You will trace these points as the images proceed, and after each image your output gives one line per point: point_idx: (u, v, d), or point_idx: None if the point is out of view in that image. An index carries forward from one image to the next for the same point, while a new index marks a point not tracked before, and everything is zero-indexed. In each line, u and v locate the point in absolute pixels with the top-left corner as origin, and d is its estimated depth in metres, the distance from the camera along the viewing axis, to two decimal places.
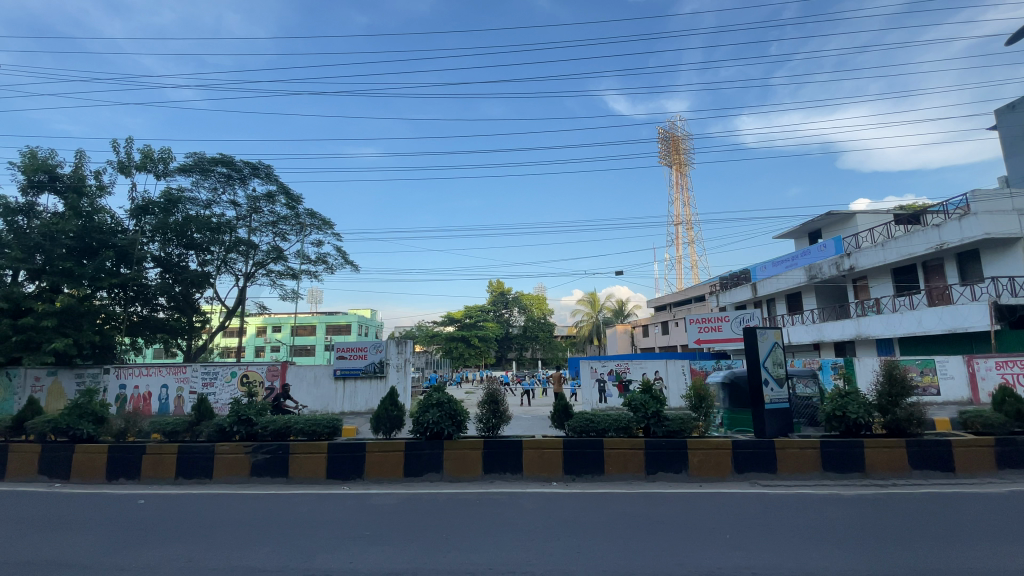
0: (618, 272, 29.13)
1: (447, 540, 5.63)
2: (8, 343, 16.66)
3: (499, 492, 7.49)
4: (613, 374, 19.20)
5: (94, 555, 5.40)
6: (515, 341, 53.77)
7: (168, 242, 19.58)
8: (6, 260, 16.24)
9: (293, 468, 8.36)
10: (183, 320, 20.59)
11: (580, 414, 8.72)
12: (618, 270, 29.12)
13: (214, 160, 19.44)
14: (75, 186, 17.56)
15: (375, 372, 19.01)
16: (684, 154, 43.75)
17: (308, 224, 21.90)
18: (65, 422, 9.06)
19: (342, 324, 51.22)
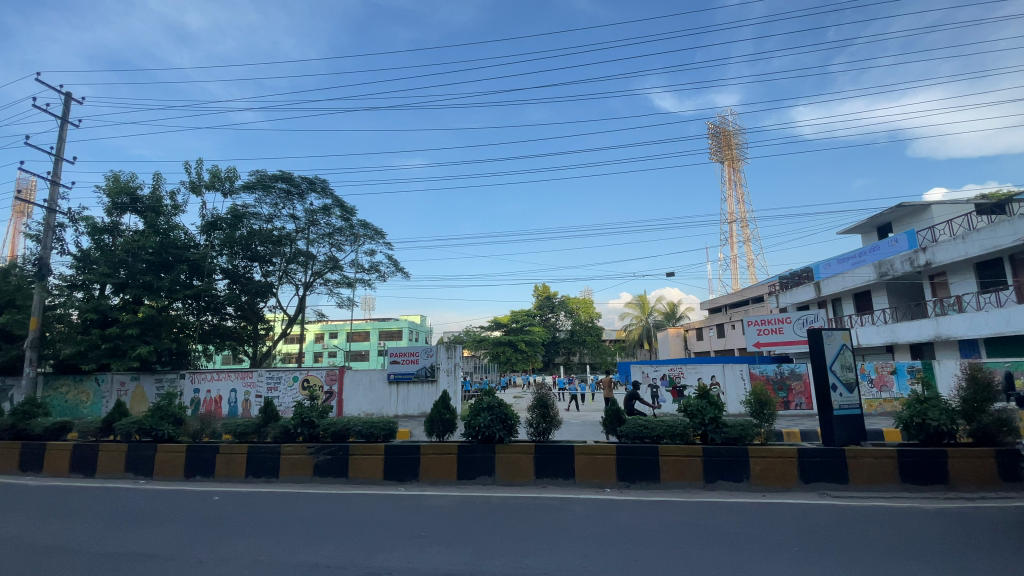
0: (668, 274, 28.49)
1: (503, 544, 5.64)
2: (99, 351, 18.28)
3: (552, 498, 7.43)
4: (667, 379, 18.66)
5: (176, 547, 5.80)
6: (562, 346, 53.39)
7: (235, 255, 20.84)
8: (97, 275, 17.85)
9: (353, 469, 8.67)
10: (249, 328, 21.85)
11: (634, 419, 8.50)
12: (668, 272, 28.50)
13: (275, 177, 20.58)
14: (153, 206, 19.12)
15: (427, 376, 19.43)
16: (737, 149, 42.16)
17: (362, 235, 22.74)
18: (149, 423, 9.81)
19: (394, 330, 52.77)
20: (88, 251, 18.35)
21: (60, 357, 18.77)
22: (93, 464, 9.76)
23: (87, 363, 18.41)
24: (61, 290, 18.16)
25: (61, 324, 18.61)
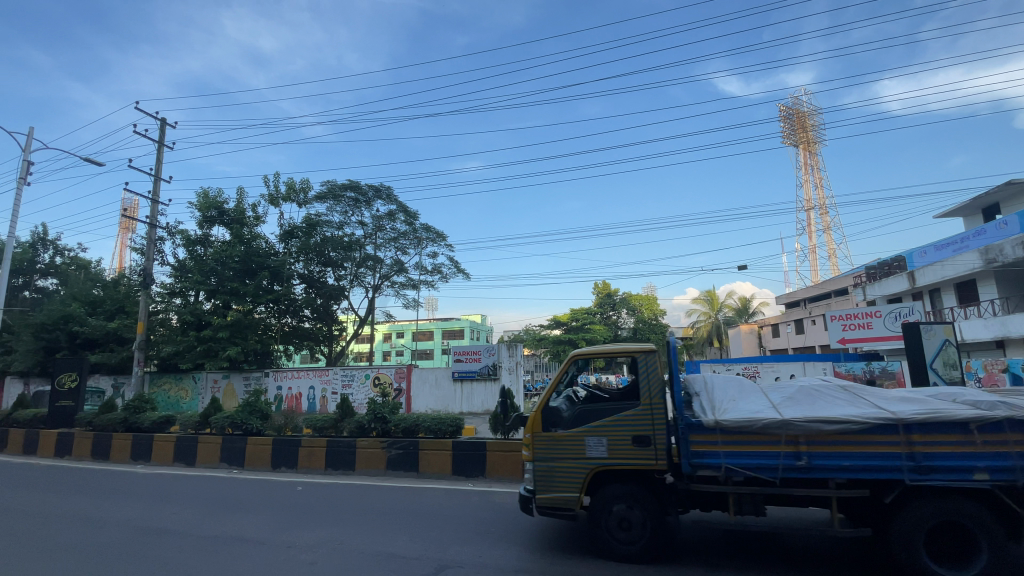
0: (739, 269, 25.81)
1: (570, 543, 5.60)
2: (196, 352, 20.12)
3: None
4: (741, 378, 17.73)
5: (267, 532, 6.26)
6: (625, 344, 52.32)
7: (310, 261, 22.17)
8: (192, 283, 19.66)
9: (422, 463, 8.96)
10: (324, 328, 23.19)
11: None
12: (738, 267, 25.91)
13: (344, 186, 21.71)
14: (237, 218, 20.76)
15: (489, 374, 19.68)
16: (812, 131, 39.34)
17: (425, 238, 23.45)
18: (239, 418, 10.68)
19: (456, 329, 54.08)
20: (184, 261, 20.29)
21: (162, 357, 20.84)
22: (193, 455, 10.76)
23: (186, 362, 20.30)
24: (162, 297, 20.16)
25: (163, 327, 20.65)
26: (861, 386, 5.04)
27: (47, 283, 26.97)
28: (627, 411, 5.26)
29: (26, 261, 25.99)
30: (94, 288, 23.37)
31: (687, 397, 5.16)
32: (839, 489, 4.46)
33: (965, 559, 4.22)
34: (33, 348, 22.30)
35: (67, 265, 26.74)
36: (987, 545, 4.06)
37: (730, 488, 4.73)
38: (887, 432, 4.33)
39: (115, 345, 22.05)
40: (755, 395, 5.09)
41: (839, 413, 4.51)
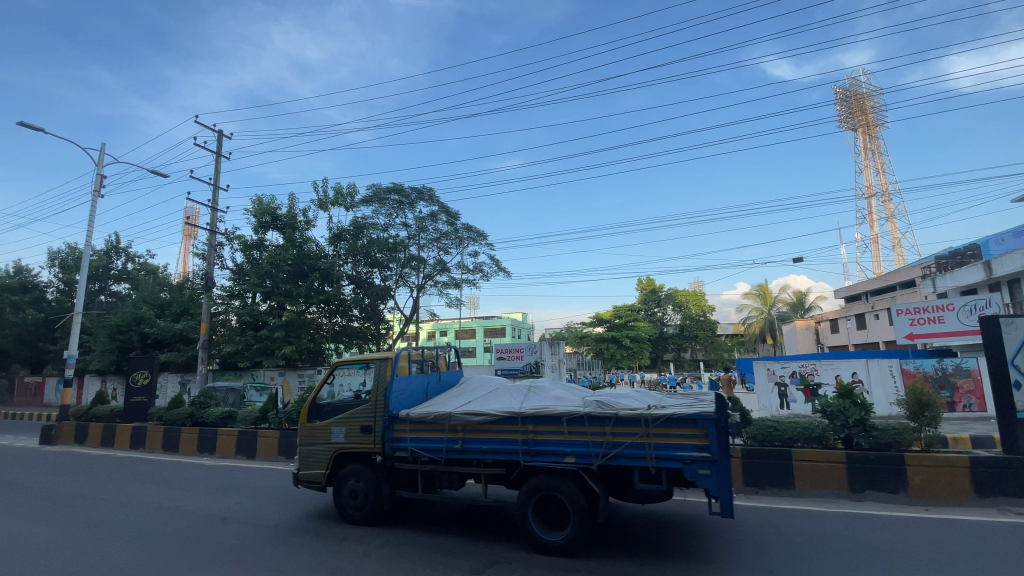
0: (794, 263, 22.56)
1: (622, 541, 5.52)
2: (253, 350, 21.17)
3: (671, 500, 7.11)
4: (797, 377, 16.90)
5: (324, 522, 6.52)
6: (671, 342, 51.08)
7: (358, 263, 22.88)
8: (249, 285, 20.73)
9: None
10: (372, 327, 23.89)
11: (760, 420, 7.78)
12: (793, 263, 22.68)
13: (389, 189, 22.28)
14: (289, 223, 21.70)
15: (532, 372, 19.68)
16: (872, 114, 37.00)
17: (466, 237, 23.72)
18: (295, 413, 11.19)
19: (498, 327, 54.47)
20: (242, 265, 21.41)
21: (224, 356, 22.06)
22: (253, 448, 11.32)
23: (246, 360, 21.42)
24: (222, 299, 21.35)
25: (223, 328, 21.86)
26: (543, 384, 6.06)
27: (121, 288, 29.08)
28: (358, 407, 6.55)
29: (103, 268, 28.12)
30: (162, 291, 25.02)
31: (400, 394, 6.32)
32: (483, 468, 5.66)
33: (563, 526, 5.20)
34: (110, 348, 24.11)
35: (138, 271, 28.74)
36: (575, 519, 5.02)
37: (418, 467, 6.02)
38: (511, 423, 5.44)
39: (181, 345, 23.53)
40: (471, 393, 6.26)
41: (489, 408, 5.66)
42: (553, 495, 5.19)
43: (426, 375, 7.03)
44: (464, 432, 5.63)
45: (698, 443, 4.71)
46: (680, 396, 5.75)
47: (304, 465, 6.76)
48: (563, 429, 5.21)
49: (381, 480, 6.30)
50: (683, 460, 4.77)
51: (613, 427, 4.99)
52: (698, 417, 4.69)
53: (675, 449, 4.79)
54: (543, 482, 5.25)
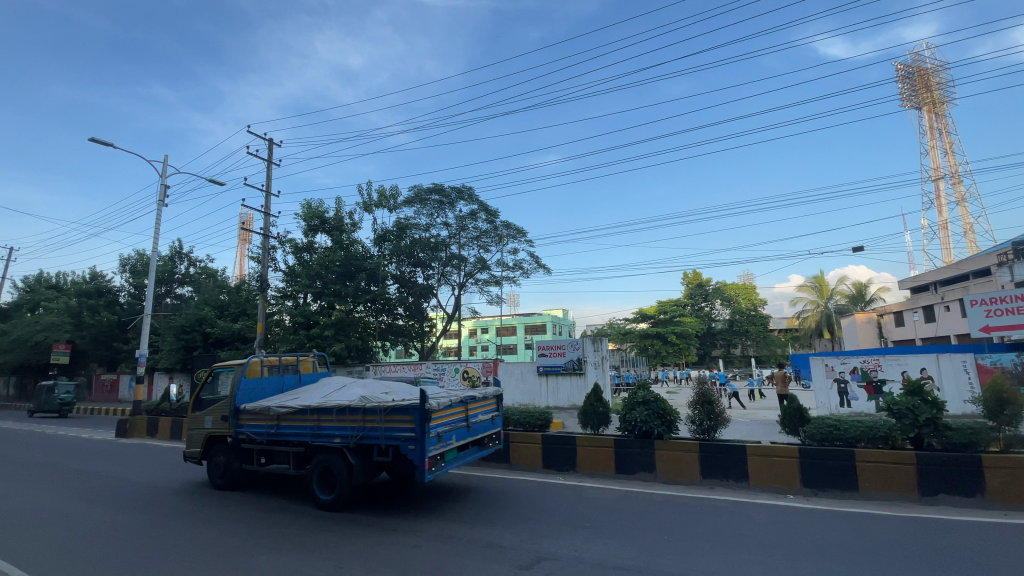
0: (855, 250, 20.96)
1: (673, 541, 5.43)
2: (306, 348, 22.09)
3: (723, 500, 6.90)
4: (858, 373, 15.98)
5: (375, 515, 6.75)
6: (720, 337, 49.56)
7: (402, 262, 23.41)
8: (300, 286, 21.64)
9: (513, 455, 9.14)
10: (416, 325, 24.43)
11: (819, 419, 7.43)
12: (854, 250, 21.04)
13: (430, 190, 22.65)
14: (337, 226, 22.49)
15: (575, 369, 19.61)
16: (938, 91, 34.38)
17: (505, 235, 23.82)
18: None
19: (539, 324, 54.45)
20: (293, 267, 22.37)
21: (278, 354, 23.13)
22: None
23: (299, 358, 22.38)
24: (276, 300, 22.41)
25: (277, 327, 22.92)
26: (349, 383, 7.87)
27: (184, 290, 30.96)
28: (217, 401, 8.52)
29: (168, 272, 30.04)
30: (222, 294, 26.55)
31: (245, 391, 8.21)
32: (293, 448, 7.53)
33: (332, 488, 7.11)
34: (176, 347, 25.75)
35: (199, 275, 30.58)
36: (340, 483, 6.91)
37: (253, 447, 7.93)
38: (308, 413, 7.34)
39: (239, 343, 24.84)
40: (304, 391, 8.12)
41: (299, 402, 7.55)
42: (330, 466, 7.08)
43: (285, 376, 8.88)
44: (277, 419, 7.60)
45: (411, 426, 6.47)
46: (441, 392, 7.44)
47: (191, 445, 8.78)
48: (336, 416, 7.08)
49: (236, 456, 8.21)
50: (401, 439, 6.58)
51: (363, 414, 6.83)
52: (407, 407, 6.45)
53: (394, 430, 6.62)
54: (325, 457, 7.13)
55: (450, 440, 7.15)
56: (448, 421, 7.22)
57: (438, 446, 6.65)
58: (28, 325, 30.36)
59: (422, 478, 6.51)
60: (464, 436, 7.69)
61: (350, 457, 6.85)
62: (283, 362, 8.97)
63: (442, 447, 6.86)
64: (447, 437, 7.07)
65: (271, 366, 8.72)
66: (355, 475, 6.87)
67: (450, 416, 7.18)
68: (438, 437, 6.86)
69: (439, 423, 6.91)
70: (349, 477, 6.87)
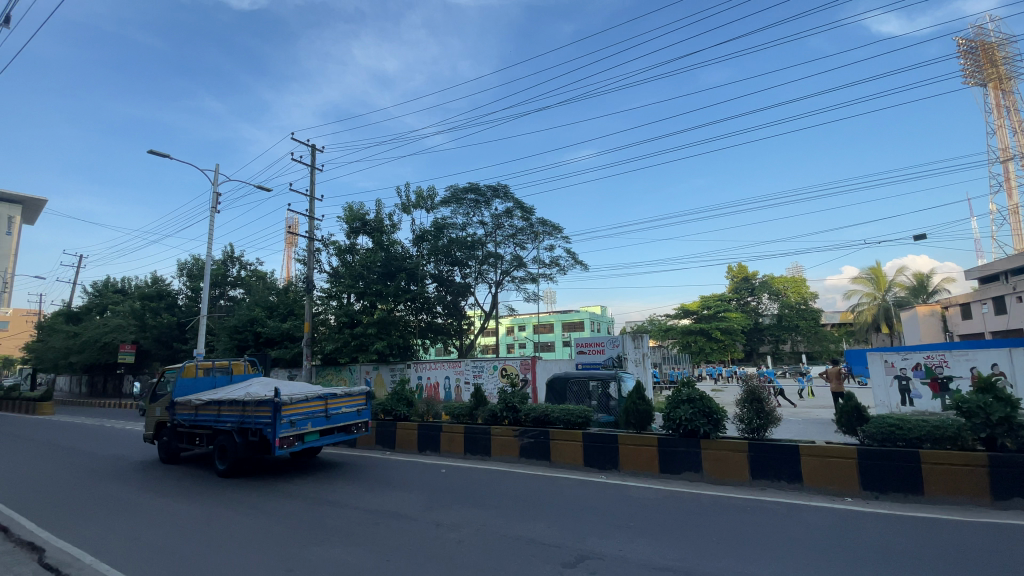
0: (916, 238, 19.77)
1: (722, 543, 5.27)
2: (350, 347, 22.77)
3: (774, 502, 6.64)
4: (921, 369, 15.02)
5: (418, 510, 6.88)
6: (768, 333, 47.80)
7: (440, 262, 23.71)
8: (344, 287, 22.31)
9: (554, 453, 9.12)
10: (454, 324, 24.75)
11: (879, 418, 7.05)
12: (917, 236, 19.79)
13: (465, 189, 22.84)
14: (377, 227, 23.04)
15: (614, 366, 19.37)
16: (1006, 64, 31.80)
17: (541, 232, 23.76)
18: (389, 404, 11.92)
19: (577, 321, 54.04)
20: (337, 268, 23.08)
21: (325, 352, 23.94)
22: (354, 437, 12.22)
23: (344, 356, 23.09)
24: (322, 300, 23.21)
25: (323, 326, 23.73)
26: (253, 382, 9.96)
27: (236, 292, 32.49)
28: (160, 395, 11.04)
29: (221, 275, 31.61)
30: (271, 295, 27.73)
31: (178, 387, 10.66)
32: (205, 431, 9.75)
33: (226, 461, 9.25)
34: (229, 347, 27.08)
35: (250, 278, 32.04)
36: (227, 458, 9.02)
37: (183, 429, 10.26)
38: (213, 405, 9.52)
39: (288, 342, 25.87)
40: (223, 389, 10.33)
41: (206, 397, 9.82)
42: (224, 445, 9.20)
43: (217, 377, 11.27)
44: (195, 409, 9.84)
45: (267, 414, 8.41)
46: (309, 388, 9.26)
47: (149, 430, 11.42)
48: (229, 406, 9.20)
49: (174, 438, 10.52)
50: (263, 423, 8.52)
51: (242, 405, 8.82)
52: (266, 399, 8.38)
53: (258, 417, 8.55)
54: (220, 439, 9.25)
55: (308, 426, 8.92)
56: (306, 410, 8.97)
57: (290, 430, 8.51)
58: (98, 326, 32.69)
59: (276, 454, 8.36)
60: (326, 424, 9.37)
61: (232, 437, 8.92)
62: (216, 365, 11.40)
63: (296, 431, 8.66)
64: (303, 423, 8.81)
65: (206, 368, 11.36)
66: (238, 450, 8.93)
67: (309, 407, 8.89)
68: (294, 423, 8.72)
69: (294, 412, 8.67)
70: (234, 451, 8.93)
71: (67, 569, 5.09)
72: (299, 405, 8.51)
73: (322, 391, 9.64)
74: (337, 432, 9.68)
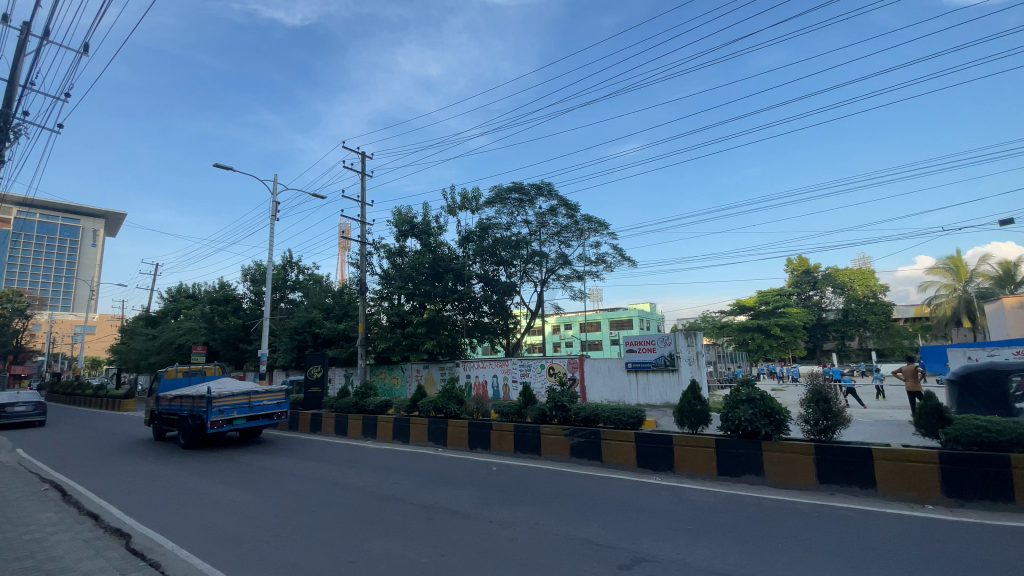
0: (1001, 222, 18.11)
1: (787, 549, 5.03)
2: (402, 346, 23.47)
3: (845, 508, 6.26)
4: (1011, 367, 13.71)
5: (472, 507, 6.98)
6: (833, 329, 45.19)
7: (485, 262, 23.91)
8: (394, 288, 22.99)
9: (605, 453, 9.00)
10: (500, 323, 24.96)
11: (964, 419, 6.50)
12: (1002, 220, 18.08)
13: (509, 189, 22.93)
14: (424, 229, 23.57)
15: (666, 365, 18.88)
16: None
17: (586, 229, 23.54)
18: (440, 402, 12.19)
19: (625, 319, 53.12)
20: (388, 271, 23.78)
21: (378, 351, 24.77)
22: (407, 434, 12.56)
23: (396, 354, 23.83)
24: (374, 301, 24.02)
25: (376, 326, 24.57)
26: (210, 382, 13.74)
27: (295, 295, 34.17)
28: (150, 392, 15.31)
29: (281, 279, 33.35)
30: (327, 297, 28.96)
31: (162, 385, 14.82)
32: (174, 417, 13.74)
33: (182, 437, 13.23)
34: (290, 347, 28.54)
35: (307, 281, 33.63)
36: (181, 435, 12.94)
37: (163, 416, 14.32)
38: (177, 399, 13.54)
39: (343, 342, 26.96)
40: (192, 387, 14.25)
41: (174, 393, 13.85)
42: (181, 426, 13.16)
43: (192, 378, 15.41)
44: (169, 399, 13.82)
45: (200, 405, 12.24)
46: (235, 387, 13.07)
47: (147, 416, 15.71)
48: (185, 399, 13.14)
49: (159, 422, 14.55)
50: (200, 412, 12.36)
51: (191, 398, 12.68)
52: (200, 395, 12.18)
53: (197, 407, 12.38)
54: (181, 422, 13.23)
55: (232, 414, 12.70)
56: (234, 402, 12.72)
57: (218, 415, 12.34)
58: (174, 329, 35.35)
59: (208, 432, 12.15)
60: (250, 412, 13.07)
61: (185, 421, 12.77)
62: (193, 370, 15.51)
63: (225, 416, 12.44)
64: (230, 411, 12.62)
65: (183, 371, 15.60)
66: (190, 430, 12.76)
67: (234, 400, 12.68)
68: (221, 411, 12.55)
69: (223, 403, 12.47)
70: (188, 431, 12.78)
71: (152, 553, 5.53)
72: (224, 399, 12.28)
73: (250, 388, 13.39)
74: (263, 417, 13.39)
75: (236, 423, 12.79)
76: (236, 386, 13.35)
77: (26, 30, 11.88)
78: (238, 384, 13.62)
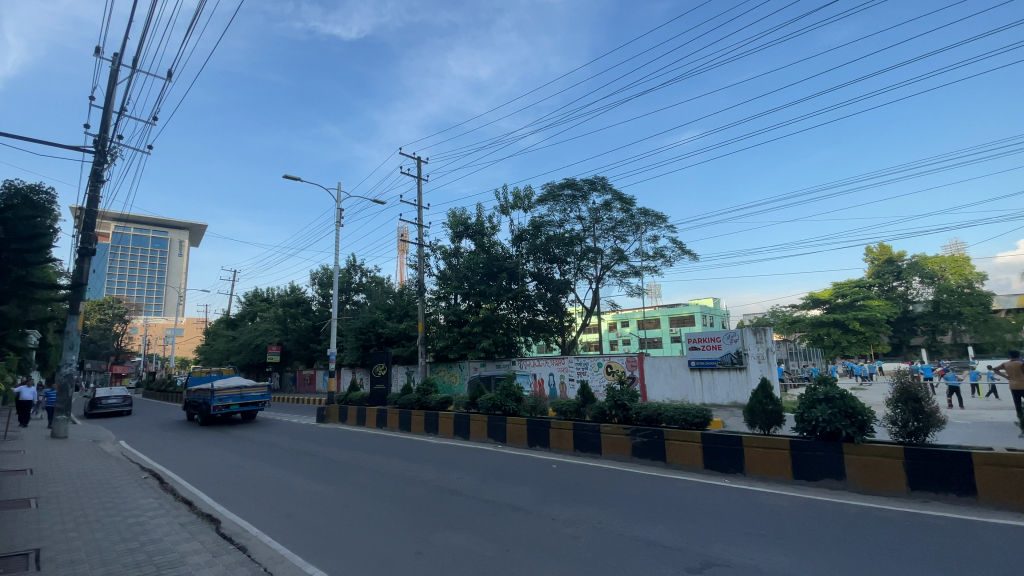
0: None
1: (876, 559, 4.66)
2: (459, 344, 23.98)
3: (941, 517, 5.73)
4: None
5: (534, 503, 7.03)
6: (921, 322, 41.34)
7: (539, 259, 23.88)
8: (451, 288, 23.52)
9: (670, 454, 8.75)
10: (555, 320, 24.89)
11: None
12: None
13: (562, 185, 22.77)
14: (478, 230, 23.91)
15: (733, 363, 18.11)
16: None
17: (643, 222, 22.99)
18: (498, 399, 12.39)
19: (686, 315, 51.23)
20: (444, 271, 24.35)
21: (436, 350, 25.43)
22: (467, 430, 12.82)
23: (453, 353, 24.37)
24: (432, 301, 24.69)
25: (434, 326, 25.26)
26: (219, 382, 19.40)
27: (359, 297, 35.76)
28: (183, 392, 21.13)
29: (346, 281, 34.98)
30: (388, 299, 30.11)
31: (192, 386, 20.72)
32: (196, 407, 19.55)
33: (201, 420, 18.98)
34: (355, 346, 29.92)
35: (370, 283, 35.12)
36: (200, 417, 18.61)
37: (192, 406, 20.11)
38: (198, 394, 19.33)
39: (404, 341, 27.92)
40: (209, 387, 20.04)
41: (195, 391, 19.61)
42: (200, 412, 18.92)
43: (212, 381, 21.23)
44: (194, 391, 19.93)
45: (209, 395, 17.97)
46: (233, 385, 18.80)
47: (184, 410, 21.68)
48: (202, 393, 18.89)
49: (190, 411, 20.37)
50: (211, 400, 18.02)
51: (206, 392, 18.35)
52: (210, 389, 17.85)
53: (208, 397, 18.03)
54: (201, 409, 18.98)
55: (230, 402, 18.38)
56: (230, 393, 18.44)
57: (221, 402, 18.00)
58: (252, 330, 38.08)
59: (215, 413, 17.76)
60: (243, 401, 18.71)
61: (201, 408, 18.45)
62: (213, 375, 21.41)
63: (225, 403, 18.10)
64: (227, 399, 18.38)
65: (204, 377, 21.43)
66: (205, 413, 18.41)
67: (230, 392, 18.44)
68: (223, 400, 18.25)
69: (224, 394, 18.12)
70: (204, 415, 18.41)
71: (239, 538, 5.99)
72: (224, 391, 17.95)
73: (243, 384, 19.09)
74: (251, 404, 19.15)
75: (233, 408, 18.48)
76: (236, 383, 19.06)
77: (119, 61, 13.19)
78: (235, 382, 19.56)
